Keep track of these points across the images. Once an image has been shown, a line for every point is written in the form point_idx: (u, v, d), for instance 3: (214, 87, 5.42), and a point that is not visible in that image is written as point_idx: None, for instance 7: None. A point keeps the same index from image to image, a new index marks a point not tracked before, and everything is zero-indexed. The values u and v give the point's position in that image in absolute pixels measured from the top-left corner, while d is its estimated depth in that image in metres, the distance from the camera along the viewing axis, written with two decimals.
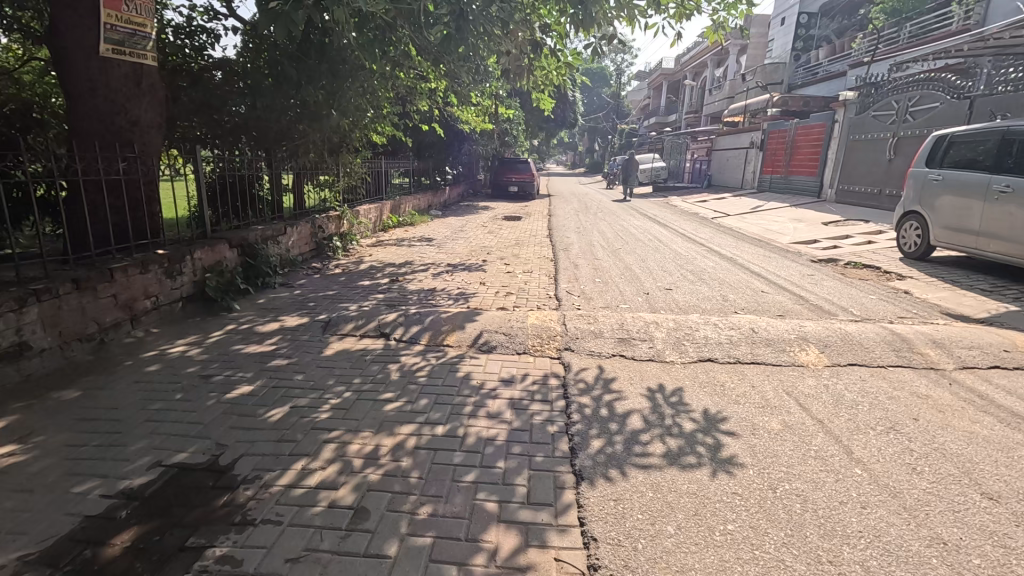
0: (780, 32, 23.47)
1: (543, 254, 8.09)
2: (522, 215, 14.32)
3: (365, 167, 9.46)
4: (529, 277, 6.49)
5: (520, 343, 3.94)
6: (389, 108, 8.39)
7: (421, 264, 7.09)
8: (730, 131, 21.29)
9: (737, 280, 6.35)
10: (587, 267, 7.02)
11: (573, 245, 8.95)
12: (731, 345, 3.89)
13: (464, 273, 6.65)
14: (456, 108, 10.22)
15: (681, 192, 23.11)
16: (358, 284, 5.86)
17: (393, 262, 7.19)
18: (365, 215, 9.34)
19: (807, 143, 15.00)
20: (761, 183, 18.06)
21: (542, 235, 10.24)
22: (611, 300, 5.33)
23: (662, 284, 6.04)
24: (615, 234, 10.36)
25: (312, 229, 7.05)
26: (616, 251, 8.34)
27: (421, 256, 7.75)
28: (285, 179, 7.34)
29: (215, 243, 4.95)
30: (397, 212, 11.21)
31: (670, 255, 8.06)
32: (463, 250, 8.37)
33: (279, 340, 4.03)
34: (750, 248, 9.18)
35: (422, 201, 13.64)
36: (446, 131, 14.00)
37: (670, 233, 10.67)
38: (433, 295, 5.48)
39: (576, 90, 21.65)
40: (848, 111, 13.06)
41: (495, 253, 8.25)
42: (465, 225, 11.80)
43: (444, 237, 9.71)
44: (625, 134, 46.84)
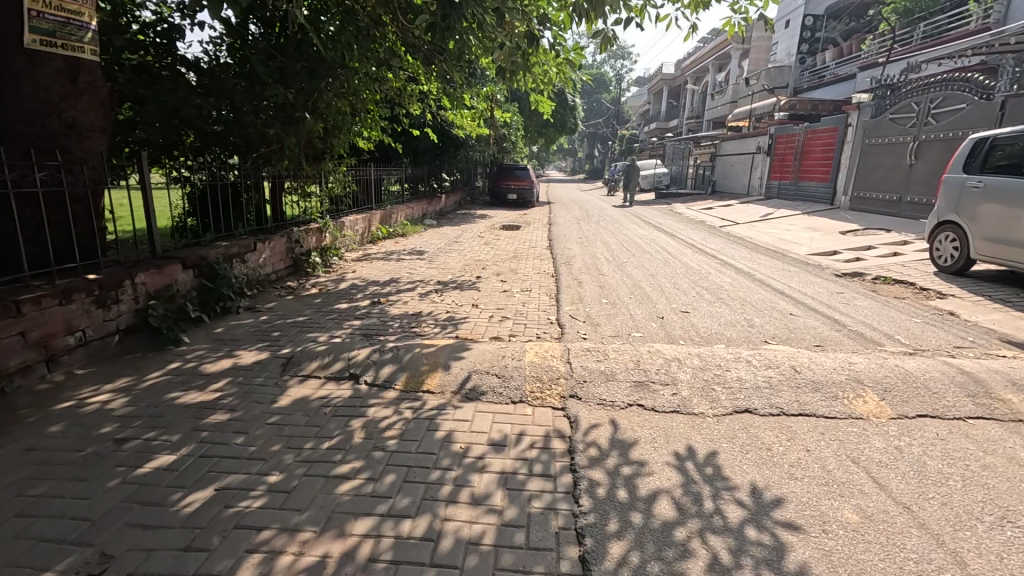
0: (785, 34, 22.90)
1: (543, 269, 7.44)
2: (521, 224, 13.67)
3: (351, 175, 8.84)
4: (528, 297, 5.82)
5: (515, 389, 3.26)
6: (374, 111, 7.76)
7: (409, 282, 6.43)
8: (735, 136, 20.69)
9: (760, 300, 5.67)
10: (592, 284, 6.36)
11: (576, 258, 8.28)
12: (771, 391, 3.21)
13: (455, 292, 5.99)
14: (450, 112, 9.60)
15: (685, 198, 22.50)
16: (335, 308, 5.19)
17: (377, 279, 6.53)
18: (352, 226, 8.70)
19: (818, 148, 14.36)
20: (769, 189, 17.43)
21: (542, 246, 9.59)
22: (621, 326, 4.66)
23: (677, 306, 5.37)
24: (620, 245, 9.70)
25: (288, 244, 6.40)
26: (623, 265, 7.68)
27: (410, 272, 7.10)
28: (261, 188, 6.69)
29: (165, 264, 4.28)
30: (388, 222, 10.57)
31: (682, 269, 7.39)
32: (457, 265, 7.71)
33: (225, 384, 3.35)
34: (765, 260, 8.53)
35: (416, 210, 13.03)
36: (441, 136, 13.38)
37: (679, 244, 10.01)
38: (418, 321, 4.81)
39: (577, 95, 21.08)
40: (862, 113, 12.45)
41: (490, 267, 7.60)
42: (460, 235, 11.16)
43: (437, 250, 9.06)
44: (626, 139, 46.33)
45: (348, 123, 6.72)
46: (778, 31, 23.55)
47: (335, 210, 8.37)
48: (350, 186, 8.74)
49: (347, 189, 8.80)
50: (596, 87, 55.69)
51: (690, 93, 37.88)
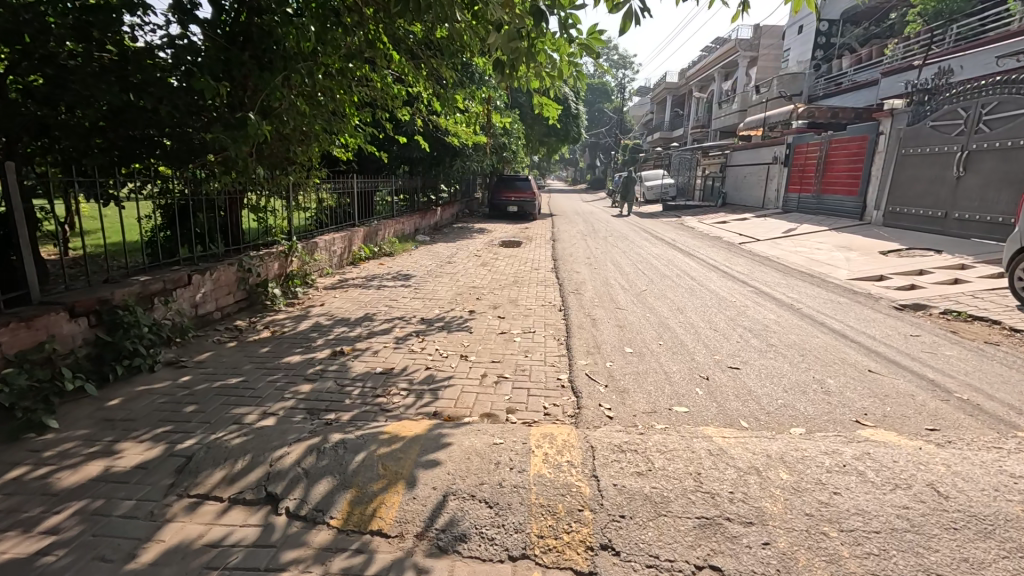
0: (797, 40, 22.00)
1: (548, 300, 6.30)
2: (522, 241, 12.55)
3: (327, 187, 7.76)
4: (532, 344, 4.65)
5: (517, 534, 2.06)
6: (352, 114, 6.66)
7: (386, 320, 5.27)
8: (747, 146, 19.67)
9: (822, 348, 4.53)
10: (608, 325, 5.22)
11: (586, 284, 7.14)
12: (919, 538, 2.02)
13: (441, 336, 4.82)
14: (443, 119, 8.55)
15: (695, 211, 21.41)
16: (283, 363, 4.01)
17: (348, 316, 5.39)
18: (329, 247, 7.57)
19: (843, 158, 13.27)
20: (787, 203, 16.33)
21: (546, 268, 8.46)
22: (656, 395, 3.50)
23: (723, 359, 4.22)
24: (633, 267, 8.54)
25: (240, 272, 5.26)
26: (643, 295, 6.53)
27: (390, 305, 5.94)
28: (212, 206, 5.58)
29: (35, 316, 3.14)
30: (373, 240, 9.47)
31: (712, 301, 6.25)
32: (446, 295, 6.57)
33: (69, 519, 2.17)
34: (805, 287, 7.38)
35: (407, 225, 11.92)
36: (435, 145, 12.32)
37: (700, 266, 8.84)
38: (388, 385, 3.65)
39: (581, 102, 20.07)
40: (895, 121, 11.41)
41: (486, 298, 6.45)
42: (454, 254, 10.03)
43: (425, 274, 7.93)
44: (630, 150, 45.42)
45: (315, 127, 5.63)
46: (790, 38, 22.66)
47: (306, 228, 7.25)
48: (324, 199, 7.65)
49: (322, 203, 7.71)
50: (597, 96, 54.97)
51: (695, 101, 37.05)
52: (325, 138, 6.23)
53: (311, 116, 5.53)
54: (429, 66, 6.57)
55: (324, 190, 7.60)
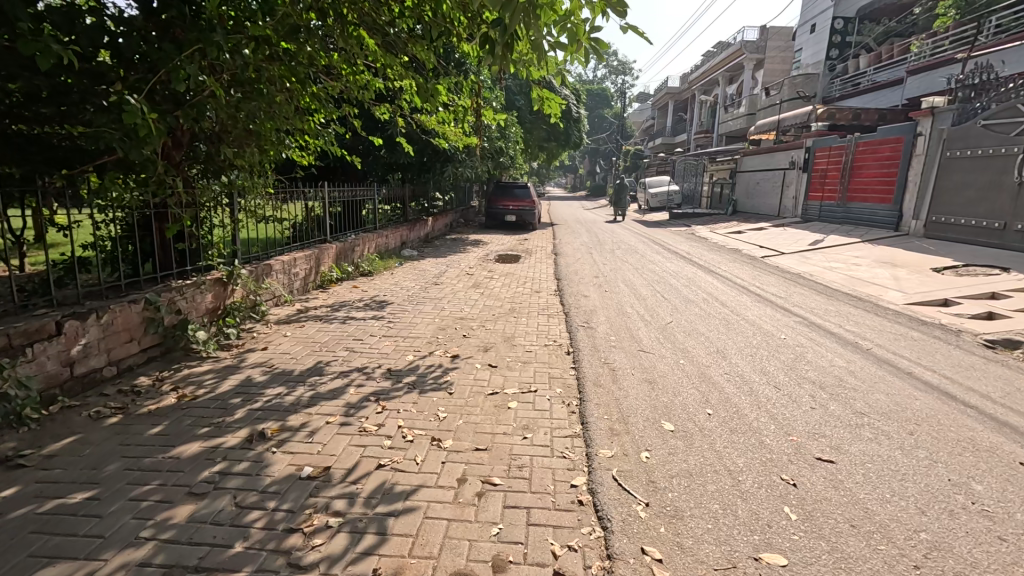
0: (809, 40, 21.01)
1: (552, 339, 5.06)
2: (521, 255, 11.32)
3: (289, 197, 6.56)
4: (532, 415, 3.39)
5: None
6: (310, 105, 5.47)
7: (341, 375, 4.00)
8: (759, 151, 18.53)
9: (934, 421, 3.28)
10: (633, 378, 3.97)
11: (598, 314, 5.91)
12: None
13: (408, 399, 3.56)
14: (428, 117, 7.37)
15: (704, 219, 20.21)
16: (168, 459, 2.74)
17: (291, 367, 4.13)
18: (289, 270, 6.33)
19: (873, 163, 12.10)
20: (807, 211, 15.11)
21: (548, 292, 7.22)
22: (728, 524, 2.25)
23: (804, 445, 2.98)
24: (650, 289, 7.31)
25: (148, 312, 3.98)
26: (669, 331, 5.29)
27: (352, 348, 4.68)
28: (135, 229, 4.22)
29: None
30: (349, 257, 8.25)
31: (758, 339, 5.02)
32: (426, 331, 5.30)
33: None
34: (862, 315, 6.13)
35: (392, 239, 10.71)
36: (424, 149, 11.18)
37: (728, 287, 7.60)
38: (311, 503, 2.39)
39: (582, 106, 19.04)
40: (936, 120, 10.25)
41: (475, 335, 5.20)
42: (443, 273, 8.80)
43: (404, 299, 6.67)
44: (632, 156, 44.39)
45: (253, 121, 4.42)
46: (803, 38, 21.64)
47: (259, 246, 6.00)
48: (284, 210, 6.44)
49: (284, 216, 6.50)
50: (597, 101, 54.04)
51: (699, 106, 36.12)
52: (277, 137, 5.02)
53: (246, 107, 4.30)
54: (407, 50, 5.38)
55: (283, 200, 6.39)
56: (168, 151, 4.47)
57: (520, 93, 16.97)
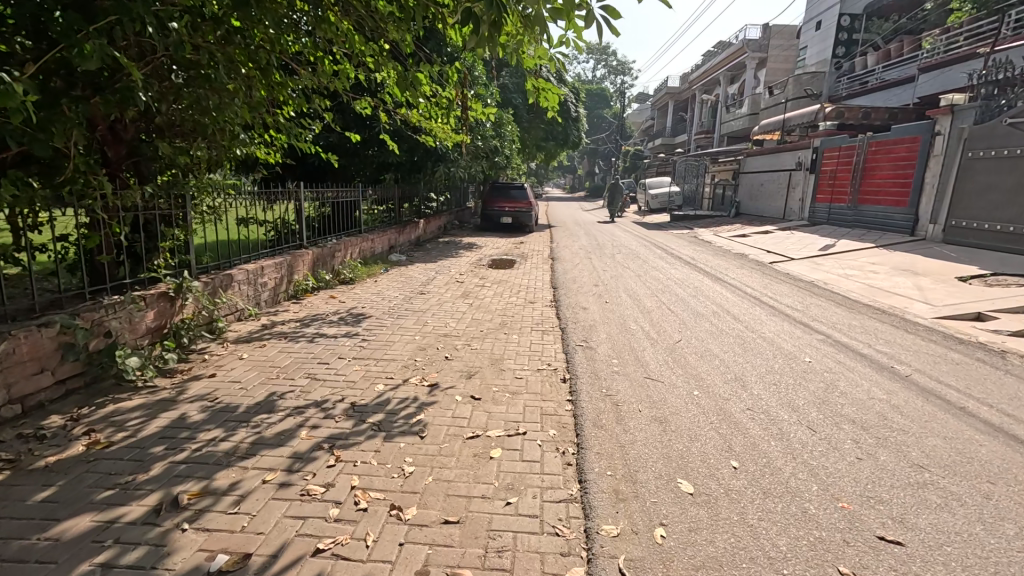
0: (816, 37, 20.47)
1: (546, 362, 4.44)
2: (516, 260, 10.69)
3: (258, 198, 5.94)
4: (519, 470, 2.77)
5: None
6: (276, 97, 4.90)
7: (293, 413, 3.36)
8: (764, 152, 17.96)
9: (1012, 479, 2.67)
10: (640, 418, 3.35)
11: (597, 332, 5.30)
12: None
13: (369, 449, 2.93)
14: (412, 111, 6.76)
15: (707, 222, 19.59)
16: (42, 543, 2.11)
17: (238, 401, 3.50)
18: (254, 280, 5.69)
19: (886, 164, 11.51)
20: (815, 214, 14.50)
21: (543, 303, 6.60)
22: None
23: (858, 516, 2.36)
24: (653, 300, 6.72)
25: (66, 337, 3.35)
26: (677, 353, 4.68)
27: (315, 375, 4.05)
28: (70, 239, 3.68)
29: None
30: (328, 264, 7.62)
31: (780, 363, 4.41)
32: (403, 352, 4.68)
33: None
34: (890, 331, 5.53)
35: (379, 243, 10.07)
36: (414, 149, 10.61)
37: (738, 298, 7.00)
38: None
39: (581, 105, 18.55)
40: (957, 118, 9.67)
41: (458, 357, 4.58)
42: (430, 280, 8.18)
43: (384, 312, 6.04)
44: (632, 156, 43.83)
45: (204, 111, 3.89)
46: (809, 35, 21.10)
47: (221, 252, 5.39)
48: (251, 213, 5.82)
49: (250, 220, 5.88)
50: (596, 102, 53.38)
51: (699, 106, 35.58)
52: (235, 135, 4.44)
53: (190, 92, 3.79)
54: (383, 34, 4.78)
55: (251, 203, 5.78)
56: (103, 143, 4.03)
57: (516, 90, 16.72)
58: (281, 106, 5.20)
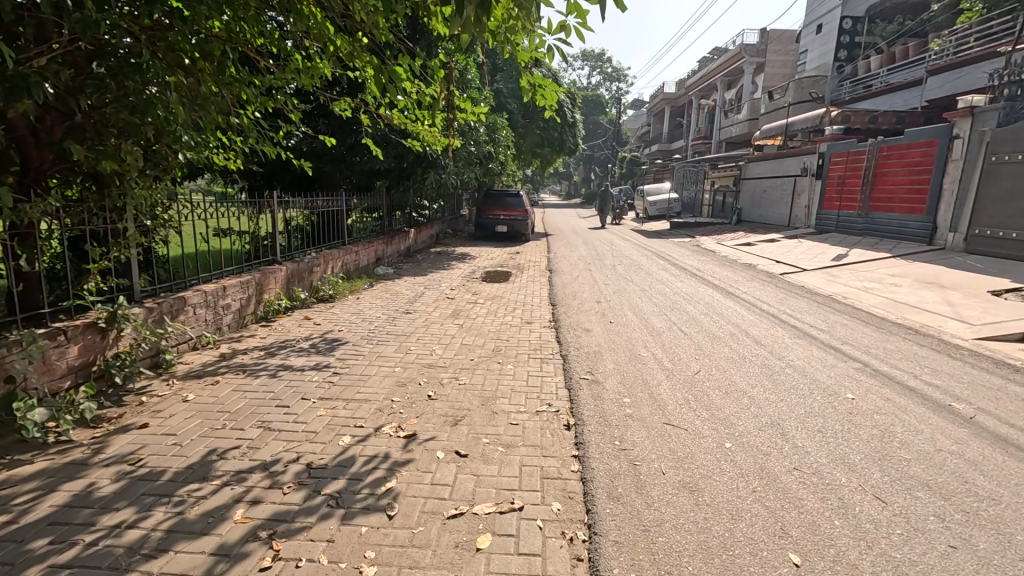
0: (818, 40, 20.02)
1: (545, 403, 3.77)
2: (512, 272, 10.04)
3: (220, 208, 5.28)
4: (514, 572, 2.10)
5: None
6: (236, 93, 4.30)
7: (232, 482, 2.68)
8: (766, 157, 17.44)
9: None
10: (664, 485, 2.69)
11: (603, 361, 4.65)
12: None
13: (320, 540, 2.26)
14: (394, 112, 6.12)
15: (708, 229, 19.02)
16: None
17: (165, 465, 2.82)
18: (214, 302, 5.02)
19: (899, 169, 10.96)
20: (822, 221, 13.94)
21: (541, 324, 5.95)
22: None
23: None
24: (663, 321, 6.09)
25: None
26: (697, 388, 4.03)
27: (269, 423, 3.38)
28: None
29: None
30: (304, 280, 6.94)
31: (819, 402, 3.77)
32: (378, 389, 4.01)
33: None
34: (933, 357, 4.91)
35: (365, 255, 9.41)
36: (403, 155, 10.03)
37: (755, 317, 6.37)
38: None
39: (577, 110, 18.09)
40: (978, 121, 9.14)
41: (442, 396, 3.91)
42: (418, 297, 7.52)
43: (362, 337, 5.37)
44: (628, 163, 43.39)
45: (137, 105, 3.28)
46: (811, 38, 20.66)
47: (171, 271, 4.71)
48: (211, 226, 5.15)
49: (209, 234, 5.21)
50: (591, 108, 52.99)
51: (697, 112, 35.20)
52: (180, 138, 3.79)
53: (112, 85, 3.18)
54: (356, 23, 4.20)
55: (213, 214, 5.11)
56: (26, 147, 3.39)
57: (511, 95, 16.38)
58: (244, 105, 4.61)
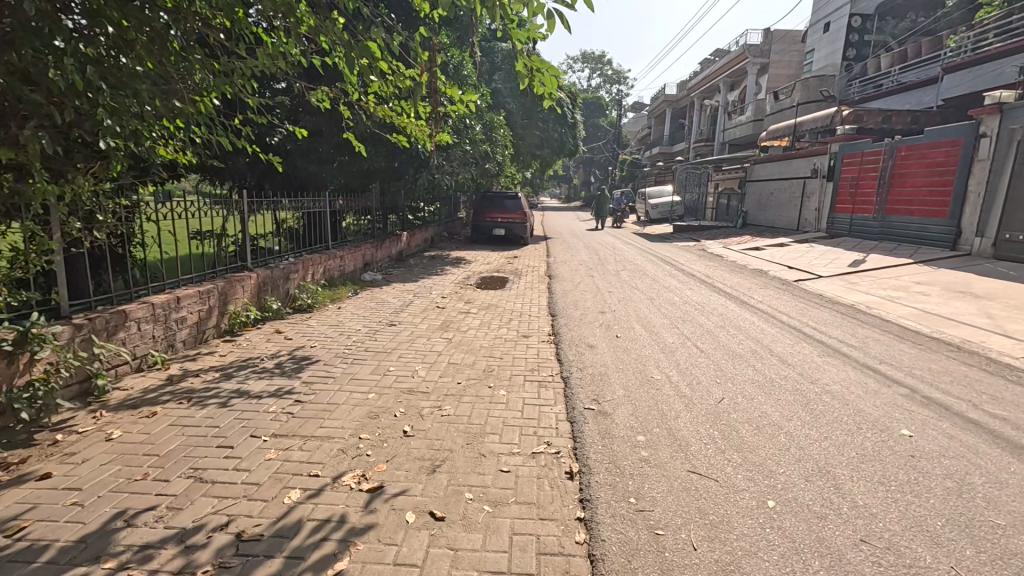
0: (825, 39, 19.50)
1: (543, 443, 3.14)
2: (508, 279, 9.42)
3: (174, 209, 4.63)
4: None
5: None
6: (191, 79, 3.71)
7: (131, 564, 2.05)
8: (773, 159, 16.85)
9: None
10: (699, 569, 2.06)
11: (610, 385, 4.02)
12: None
13: None
14: (378, 104, 5.48)
15: (714, 232, 18.40)
16: None
17: (52, 537, 2.19)
18: (166, 315, 4.39)
19: (920, 170, 10.35)
20: (835, 225, 13.32)
21: (539, 339, 5.33)
22: None
23: None
24: (675, 335, 5.47)
25: None
26: (724, 423, 3.38)
27: (202, 472, 2.73)
28: None
29: None
30: (279, 288, 6.30)
31: (872, 442, 3.13)
32: (345, 423, 3.37)
33: None
34: (987, 380, 4.28)
35: (352, 260, 8.78)
36: (394, 154, 9.43)
37: (777, 331, 5.75)
38: None
39: (578, 111, 17.59)
40: (1007, 118, 8.55)
41: (420, 432, 3.27)
42: (404, 306, 6.89)
43: (336, 355, 4.74)
44: (628, 166, 42.90)
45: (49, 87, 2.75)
46: (817, 37, 20.16)
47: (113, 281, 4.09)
48: (161, 229, 4.53)
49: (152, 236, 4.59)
50: (591, 111, 52.52)
51: (698, 114, 34.70)
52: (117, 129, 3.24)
53: (5, 57, 2.63)
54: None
55: (164, 217, 4.48)
56: None
57: (509, 94, 15.87)
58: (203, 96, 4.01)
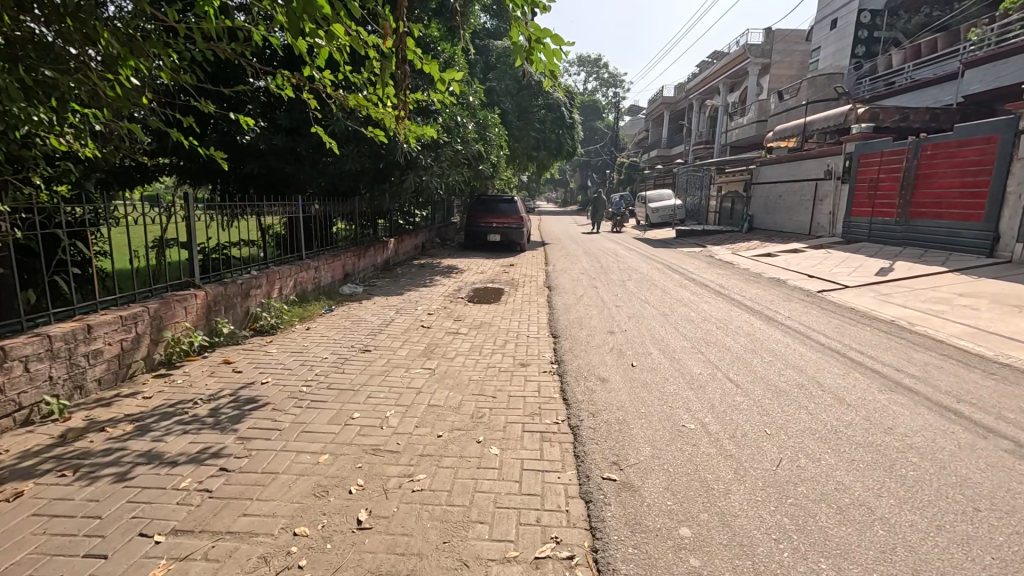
0: (832, 36, 18.80)
1: (551, 542, 2.24)
2: (503, 290, 8.54)
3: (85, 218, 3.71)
4: None
5: None
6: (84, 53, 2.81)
7: None
8: (781, 160, 16.06)
9: None
10: None
11: (632, 440, 3.13)
12: None
13: None
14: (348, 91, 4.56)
15: (719, 237, 17.58)
16: None
17: None
18: (71, 349, 3.50)
19: (950, 170, 9.55)
20: (852, 229, 12.48)
21: (539, 370, 4.43)
22: None
23: None
24: (701, 363, 4.59)
25: None
26: (793, 504, 2.49)
27: None
28: None
29: None
30: (235, 306, 5.40)
31: (1005, 536, 2.25)
32: (279, 509, 2.46)
33: None
34: None
35: (329, 271, 7.87)
36: (377, 154, 8.52)
37: (819, 356, 4.88)
38: None
39: (577, 111, 16.81)
40: None
41: (378, 524, 2.36)
42: (383, 326, 5.99)
43: (289, 395, 3.83)
44: (625, 169, 42.17)
45: None
46: (824, 34, 19.47)
47: None
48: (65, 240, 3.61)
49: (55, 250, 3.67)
50: (588, 113, 51.83)
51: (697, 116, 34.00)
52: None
53: None
54: None
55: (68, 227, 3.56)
56: None
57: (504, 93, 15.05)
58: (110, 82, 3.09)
